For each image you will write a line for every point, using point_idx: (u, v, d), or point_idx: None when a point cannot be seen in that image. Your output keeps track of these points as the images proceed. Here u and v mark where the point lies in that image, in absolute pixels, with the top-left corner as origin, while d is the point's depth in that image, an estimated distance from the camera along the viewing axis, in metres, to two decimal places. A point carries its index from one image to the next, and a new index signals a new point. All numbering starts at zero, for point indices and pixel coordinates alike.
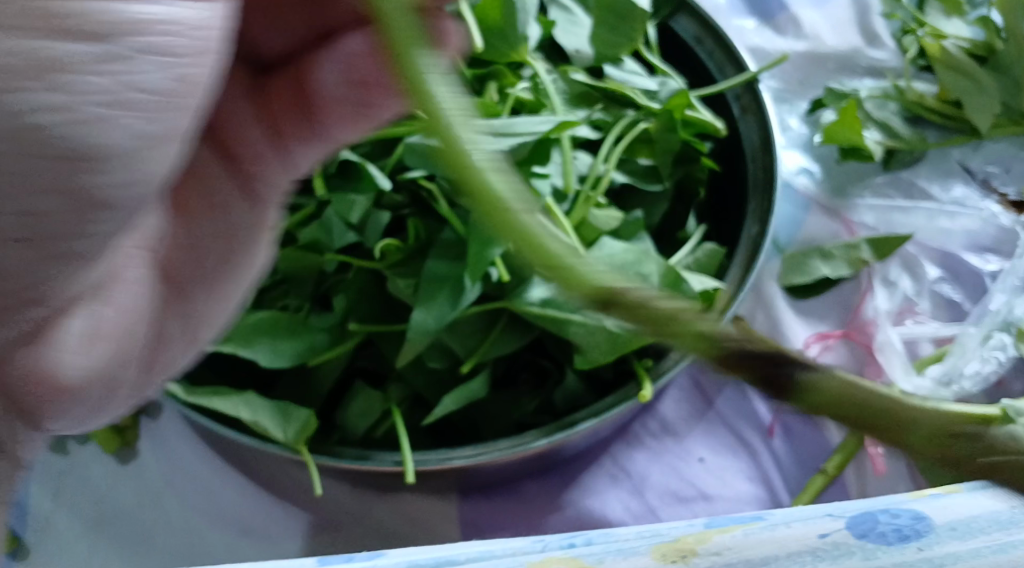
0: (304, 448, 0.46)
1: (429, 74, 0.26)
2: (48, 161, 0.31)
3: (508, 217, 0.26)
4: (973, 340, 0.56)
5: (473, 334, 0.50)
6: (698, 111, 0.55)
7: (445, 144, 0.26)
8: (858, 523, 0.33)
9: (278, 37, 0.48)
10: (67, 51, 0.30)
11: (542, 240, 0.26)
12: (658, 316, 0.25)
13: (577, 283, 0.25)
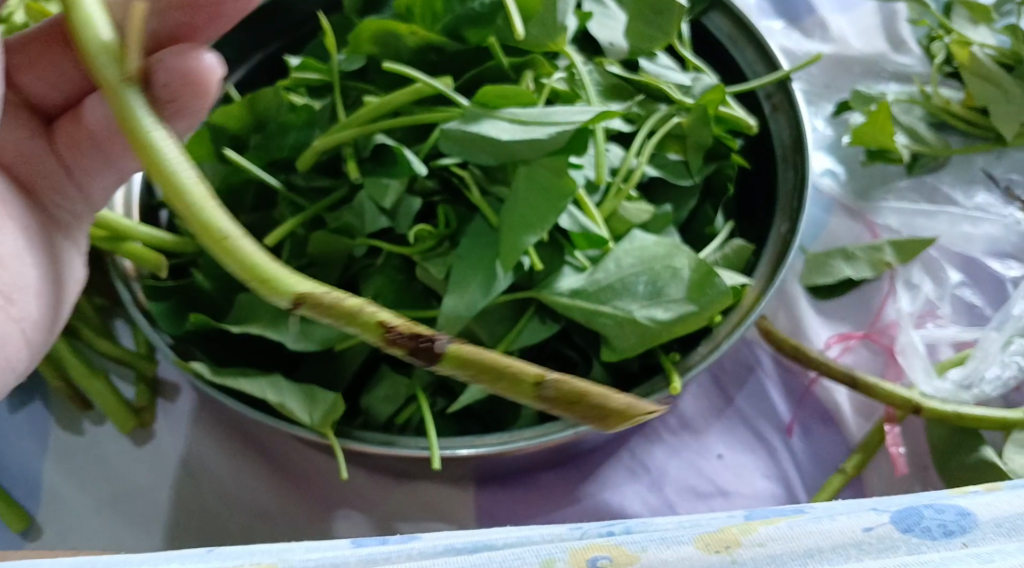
0: (331, 432, 0.46)
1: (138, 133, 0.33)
2: None
3: (218, 233, 0.32)
4: (994, 344, 0.56)
5: (501, 323, 0.50)
6: (732, 109, 0.55)
7: (160, 187, 0.32)
8: (904, 517, 0.35)
9: (51, 84, 0.48)
10: None
11: (236, 252, 0.32)
12: (345, 309, 0.32)
13: (279, 287, 0.32)
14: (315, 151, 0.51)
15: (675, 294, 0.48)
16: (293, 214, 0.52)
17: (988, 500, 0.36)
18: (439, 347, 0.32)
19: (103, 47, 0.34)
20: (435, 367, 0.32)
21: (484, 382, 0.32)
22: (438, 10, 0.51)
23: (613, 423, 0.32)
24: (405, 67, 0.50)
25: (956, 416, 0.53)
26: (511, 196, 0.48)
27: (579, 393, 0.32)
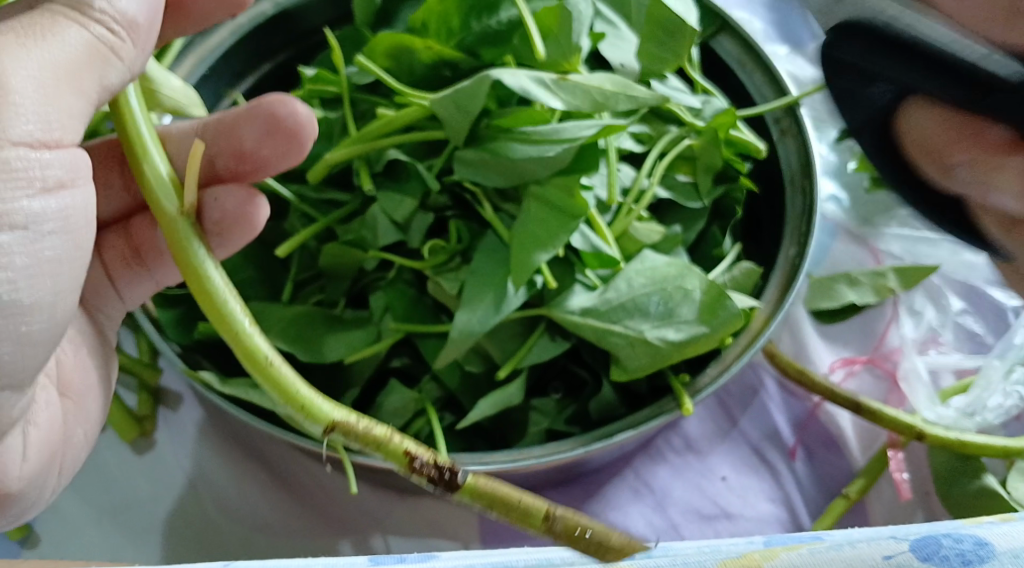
0: (341, 445, 0.45)
1: (205, 278, 0.37)
2: None
3: (271, 370, 0.36)
4: (997, 373, 0.57)
5: (512, 340, 0.50)
6: (743, 133, 0.55)
7: (225, 328, 0.37)
8: (923, 545, 0.35)
9: (103, 198, 0.50)
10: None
11: (292, 386, 0.36)
12: (376, 434, 0.35)
13: (316, 413, 0.36)
14: (326, 165, 0.50)
15: (686, 315, 0.48)
16: (304, 225, 0.52)
17: (1009, 530, 0.35)
18: (458, 479, 0.35)
19: (163, 181, 0.39)
20: (455, 495, 0.35)
21: (498, 510, 0.35)
22: (454, 26, 0.52)
23: (609, 558, 0.35)
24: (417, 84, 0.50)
25: (957, 444, 0.53)
26: (522, 215, 0.48)
27: (577, 531, 0.34)
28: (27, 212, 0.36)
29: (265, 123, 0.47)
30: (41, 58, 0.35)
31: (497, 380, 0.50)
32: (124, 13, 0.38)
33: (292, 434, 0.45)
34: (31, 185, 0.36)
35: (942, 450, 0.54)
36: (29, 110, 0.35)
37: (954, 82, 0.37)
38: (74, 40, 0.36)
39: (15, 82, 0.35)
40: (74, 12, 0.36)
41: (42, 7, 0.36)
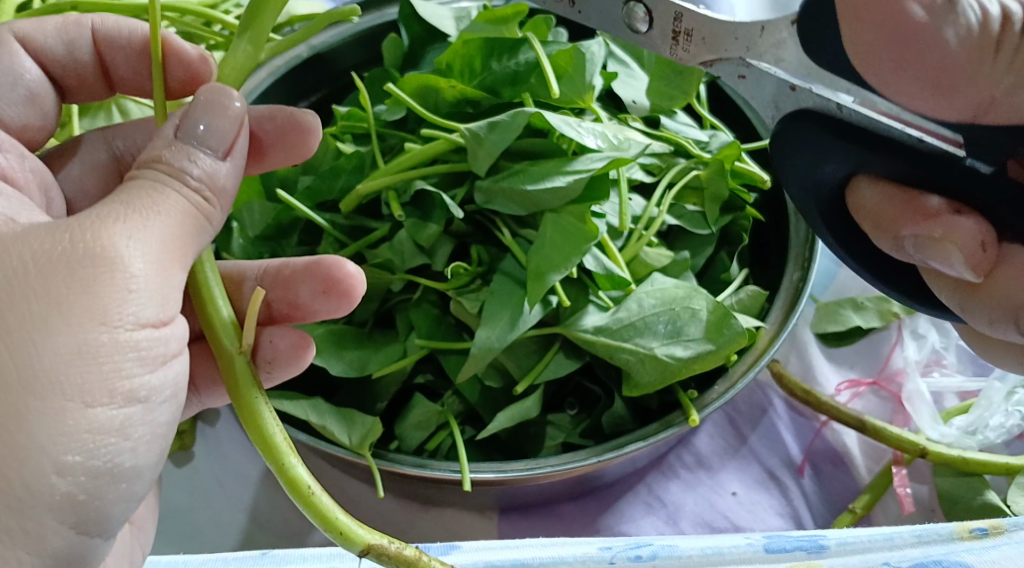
0: (368, 453, 0.48)
1: (260, 414, 0.38)
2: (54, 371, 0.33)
3: (318, 501, 0.38)
4: (998, 393, 0.58)
5: (529, 357, 0.53)
6: (747, 164, 0.58)
7: (276, 462, 0.38)
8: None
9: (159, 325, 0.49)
10: (111, 253, 0.34)
11: (336, 517, 0.38)
12: (408, 555, 0.38)
13: (353, 538, 0.38)
14: (358, 195, 0.54)
15: (693, 333, 0.51)
16: (336, 250, 0.55)
17: (994, 556, 0.44)
18: None
19: (220, 317, 0.39)
20: None
21: None
22: (475, 66, 0.56)
23: None
24: (441, 121, 0.54)
25: (960, 461, 0.56)
26: (538, 238, 0.51)
27: None
28: (144, 386, 0.36)
29: (322, 278, 0.47)
30: (149, 236, 0.35)
31: (515, 394, 0.53)
32: (214, 176, 0.37)
33: (324, 442, 0.48)
34: (147, 358, 0.36)
35: (944, 466, 0.57)
36: (142, 286, 0.35)
37: (892, 155, 0.40)
38: (176, 210, 0.36)
39: (129, 263, 0.35)
40: (169, 182, 0.36)
41: (141, 175, 0.36)
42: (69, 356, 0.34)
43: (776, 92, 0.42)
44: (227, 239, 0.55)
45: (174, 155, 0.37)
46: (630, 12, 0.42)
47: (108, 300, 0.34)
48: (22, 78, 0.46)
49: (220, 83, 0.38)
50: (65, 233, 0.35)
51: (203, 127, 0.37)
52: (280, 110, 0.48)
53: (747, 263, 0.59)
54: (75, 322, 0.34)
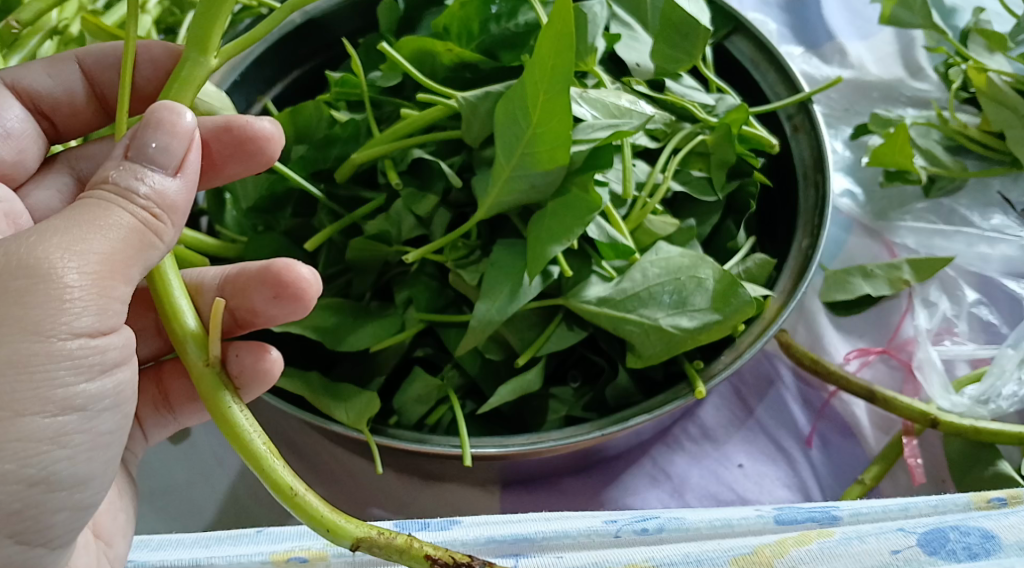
0: (365, 427, 0.47)
1: (234, 421, 0.37)
2: None
3: (305, 498, 0.36)
4: (1011, 361, 0.57)
5: (531, 329, 0.52)
6: (755, 129, 0.57)
7: (258, 467, 0.37)
8: (931, 539, 0.43)
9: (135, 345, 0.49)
10: (49, 268, 0.34)
11: (325, 512, 0.36)
12: (399, 542, 0.36)
13: (341, 532, 0.36)
14: (354, 164, 0.52)
15: (699, 303, 0.50)
16: (332, 220, 0.54)
17: (1013, 523, 0.42)
18: None
19: (186, 333, 0.38)
20: None
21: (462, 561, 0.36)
22: (474, 31, 0.54)
23: None
24: (435, 86, 0.52)
25: (971, 429, 0.55)
26: (541, 213, 0.50)
27: None
28: (81, 394, 0.37)
29: (277, 282, 0.46)
30: (88, 250, 0.35)
31: (517, 367, 0.52)
32: (164, 195, 0.37)
33: (320, 418, 0.47)
34: (84, 367, 0.36)
35: (956, 436, 0.55)
36: (78, 298, 0.35)
37: None
38: (121, 229, 0.35)
39: (64, 277, 0.35)
40: (117, 201, 0.36)
41: (89, 192, 0.36)
42: (4, 366, 0.34)
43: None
44: (220, 210, 0.55)
45: (122, 174, 0.36)
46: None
47: (43, 312, 0.35)
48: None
49: (173, 102, 0.37)
50: (5, 245, 0.35)
51: (152, 146, 0.36)
52: (238, 121, 0.46)
53: (754, 231, 0.57)
54: (9, 332, 0.34)
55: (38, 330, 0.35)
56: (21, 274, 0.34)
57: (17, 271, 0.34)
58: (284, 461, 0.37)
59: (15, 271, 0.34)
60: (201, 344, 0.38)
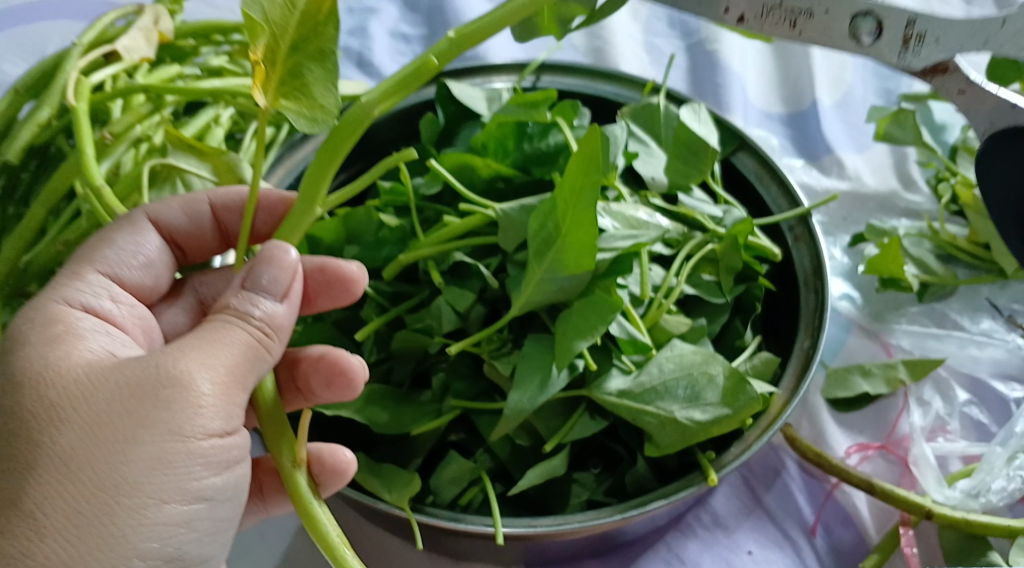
0: (408, 506, 0.51)
1: (316, 518, 0.43)
2: (134, 468, 0.40)
3: None
4: (999, 458, 0.62)
5: (556, 418, 0.57)
6: (759, 238, 0.62)
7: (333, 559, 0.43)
8: None
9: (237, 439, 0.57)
10: (192, 378, 0.42)
11: None
12: None
13: None
14: (400, 263, 0.58)
15: (711, 398, 0.55)
16: (378, 314, 0.59)
17: None
18: None
19: (280, 440, 0.44)
20: None
21: None
22: (509, 147, 0.60)
23: None
24: (476, 198, 0.58)
25: (963, 521, 0.59)
26: (567, 313, 0.55)
27: None
28: (209, 487, 0.44)
29: (330, 366, 0.52)
30: (216, 364, 0.42)
31: (544, 453, 0.56)
32: (273, 317, 0.45)
33: (366, 496, 0.52)
34: (211, 463, 0.43)
35: (951, 528, 0.60)
36: (209, 404, 0.42)
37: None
38: (240, 345, 0.43)
39: (199, 386, 0.42)
40: (235, 322, 0.44)
41: (213, 318, 0.44)
42: (151, 463, 0.41)
43: (993, 111, 0.48)
44: None
45: (239, 302, 0.44)
46: (856, 26, 0.46)
47: (183, 416, 0.41)
48: (146, 250, 0.51)
49: (281, 241, 0.45)
50: (152, 360, 0.42)
51: (266, 278, 0.44)
52: (331, 263, 0.53)
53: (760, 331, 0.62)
54: (160, 434, 0.41)
55: (183, 431, 0.41)
56: (171, 385, 0.41)
57: (167, 382, 0.41)
58: (352, 550, 0.43)
59: (166, 382, 0.41)
60: (290, 450, 0.44)
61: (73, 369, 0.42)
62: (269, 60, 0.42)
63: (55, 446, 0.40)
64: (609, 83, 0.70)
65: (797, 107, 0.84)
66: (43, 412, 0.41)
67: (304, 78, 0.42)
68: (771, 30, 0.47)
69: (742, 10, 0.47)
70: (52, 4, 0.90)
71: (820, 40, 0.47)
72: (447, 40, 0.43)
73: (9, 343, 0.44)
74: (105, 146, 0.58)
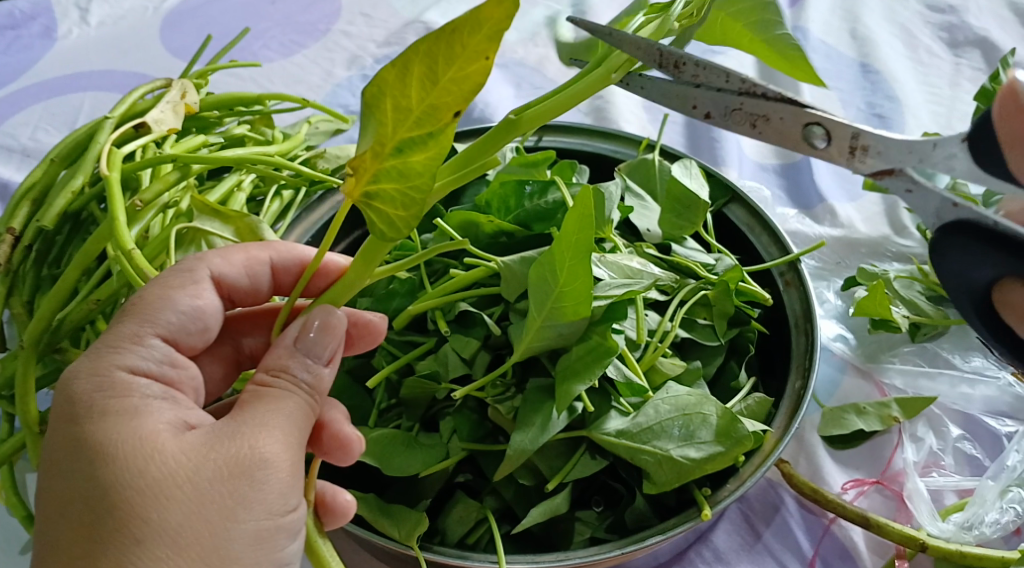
0: (415, 544, 0.54)
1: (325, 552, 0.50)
2: (232, 538, 0.45)
3: None
4: (991, 491, 0.64)
5: (558, 457, 0.60)
6: (750, 283, 0.66)
7: None
8: None
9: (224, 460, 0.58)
10: (278, 458, 0.46)
11: None
12: None
13: None
14: (408, 314, 0.62)
15: (705, 436, 0.57)
16: (390, 362, 0.63)
17: None
18: None
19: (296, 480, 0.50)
20: None
21: None
22: (512, 205, 0.65)
23: None
24: (480, 252, 0.62)
25: (958, 552, 0.61)
26: (567, 355, 0.58)
27: None
28: (290, 553, 0.48)
29: (332, 436, 0.53)
30: (292, 440, 0.47)
31: (546, 491, 0.60)
32: (319, 381, 0.50)
33: (376, 535, 0.55)
34: (293, 532, 0.48)
35: (945, 560, 0.62)
36: (291, 479, 0.47)
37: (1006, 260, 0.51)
38: (303, 414, 0.48)
39: (284, 465, 0.46)
40: (293, 390, 0.48)
41: (278, 387, 0.48)
42: (249, 538, 0.46)
43: (939, 206, 0.54)
44: None
45: (297, 371, 0.49)
46: (809, 132, 0.54)
47: (273, 492, 0.46)
48: (204, 312, 0.52)
49: (327, 304, 0.50)
50: (242, 442, 0.46)
51: (315, 339, 0.49)
52: (360, 315, 0.57)
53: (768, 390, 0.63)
54: (256, 509, 0.46)
55: (274, 507, 0.46)
56: (262, 467, 0.46)
57: (258, 463, 0.46)
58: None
59: (258, 464, 0.46)
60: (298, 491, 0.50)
61: (168, 447, 0.45)
62: (371, 156, 0.41)
63: (164, 523, 0.44)
64: (606, 140, 0.74)
65: (790, 158, 0.88)
66: (149, 491, 0.44)
67: (391, 183, 0.42)
68: (735, 128, 0.56)
69: (707, 109, 0.56)
70: (85, 78, 0.96)
71: (776, 140, 0.55)
72: (508, 121, 0.44)
73: (89, 414, 0.46)
74: (136, 213, 0.62)
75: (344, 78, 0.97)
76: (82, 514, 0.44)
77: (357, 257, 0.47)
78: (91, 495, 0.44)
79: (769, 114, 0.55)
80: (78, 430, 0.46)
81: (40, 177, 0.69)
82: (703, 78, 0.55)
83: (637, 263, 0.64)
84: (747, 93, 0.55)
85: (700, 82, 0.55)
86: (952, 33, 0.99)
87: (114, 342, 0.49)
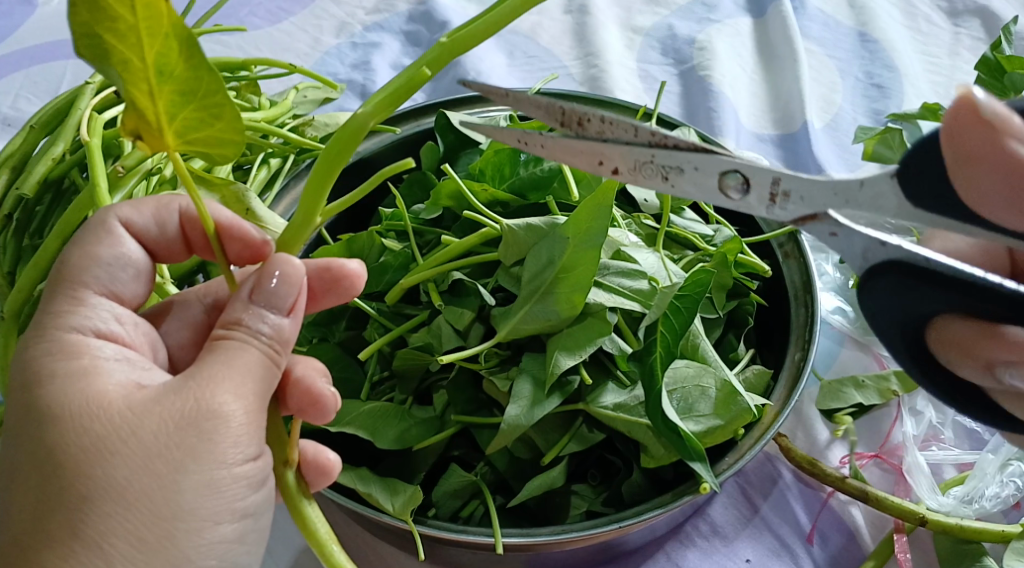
0: (409, 517, 0.53)
1: (311, 522, 0.47)
2: (186, 490, 0.44)
3: None
4: (992, 465, 0.63)
5: (555, 431, 0.59)
6: (749, 256, 0.64)
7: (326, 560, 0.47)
8: None
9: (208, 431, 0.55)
10: (229, 410, 0.44)
11: None
12: None
13: None
14: (401, 287, 0.61)
15: (703, 409, 0.57)
16: (382, 334, 0.62)
17: None
18: None
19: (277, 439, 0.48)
20: None
21: None
22: (505, 172, 0.63)
23: None
24: (482, 212, 0.60)
25: (957, 527, 0.60)
26: (561, 331, 0.56)
27: None
28: (250, 505, 0.47)
29: (305, 393, 0.52)
30: (245, 392, 0.45)
31: (542, 465, 0.59)
32: (280, 331, 0.47)
33: (369, 509, 0.53)
34: (254, 482, 0.46)
35: (944, 534, 0.61)
36: (243, 431, 0.45)
37: (960, 292, 0.44)
38: (255, 364, 0.46)
39: (235, 416, 0.44)
40: (248, 342, 0.46)
41: (227, 340, 0.46)
42: (202, 488, 0.44)
43: (865, 247, 0.47)
44: None
45: (249, 320, 0.46)
46: (724, 181, 0.47)
47: (226, 443, 0.44)
48: (131, 259, 0.51)
49: (285, 254, 0.47)
50: (191, 394, 0.44)
51: (275, 290, 0.47)
52: (335, 262, 0.54)
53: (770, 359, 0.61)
54: (213, 463, 0.44)
55: (230, 459, 0.45)
56: (210, 420, 0.44)
57: (208, 417, 0.44)
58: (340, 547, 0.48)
59: (206, 418, 0.44)
60: (282, 449, 0.48)
61: (115, 404, 0.44)
62: (151, 102, 0.40)
63: (111, 480, 0.42)
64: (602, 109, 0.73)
65: (788, 128, 0.87)
66: (93, 448, 0.43)
67: (195, 118, 0.41)
68: (645, 183, 0.47)
69: (616, 164, 0.47)
70: (68, 45, 0.94)
71: (692, 192, 0.47)
72: (437, 46, 0.43)
73: (32, 380, 0.45)
74: (118, 179, 0.61)
75: (333, 46, 0.95)
76: (30, 476, 0.43)
77: (303, 189, 0.45)
78: (39, 457, 0.43)
79: (684, 164, 0.47)
80: (26, 393, 0.45)
81: (19, 145, 0.67)
82: (610, 132, 0.47)
83: (631, 238, 0.62)
84: (658, 146, 0.47)
85: (608, 140, 0.47)
86: (952, 2, 0.98)
87: (58, 303, 0.48)
